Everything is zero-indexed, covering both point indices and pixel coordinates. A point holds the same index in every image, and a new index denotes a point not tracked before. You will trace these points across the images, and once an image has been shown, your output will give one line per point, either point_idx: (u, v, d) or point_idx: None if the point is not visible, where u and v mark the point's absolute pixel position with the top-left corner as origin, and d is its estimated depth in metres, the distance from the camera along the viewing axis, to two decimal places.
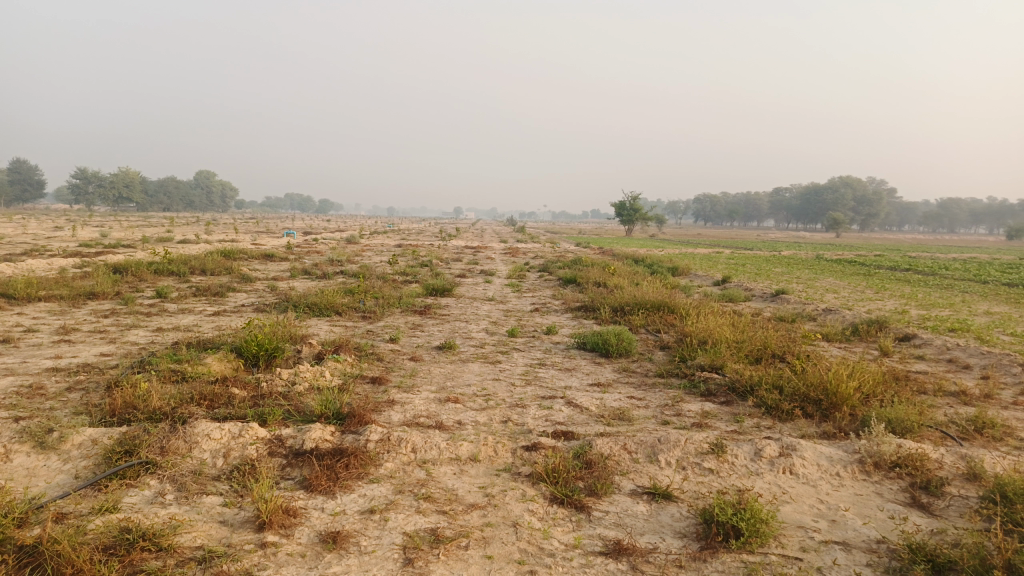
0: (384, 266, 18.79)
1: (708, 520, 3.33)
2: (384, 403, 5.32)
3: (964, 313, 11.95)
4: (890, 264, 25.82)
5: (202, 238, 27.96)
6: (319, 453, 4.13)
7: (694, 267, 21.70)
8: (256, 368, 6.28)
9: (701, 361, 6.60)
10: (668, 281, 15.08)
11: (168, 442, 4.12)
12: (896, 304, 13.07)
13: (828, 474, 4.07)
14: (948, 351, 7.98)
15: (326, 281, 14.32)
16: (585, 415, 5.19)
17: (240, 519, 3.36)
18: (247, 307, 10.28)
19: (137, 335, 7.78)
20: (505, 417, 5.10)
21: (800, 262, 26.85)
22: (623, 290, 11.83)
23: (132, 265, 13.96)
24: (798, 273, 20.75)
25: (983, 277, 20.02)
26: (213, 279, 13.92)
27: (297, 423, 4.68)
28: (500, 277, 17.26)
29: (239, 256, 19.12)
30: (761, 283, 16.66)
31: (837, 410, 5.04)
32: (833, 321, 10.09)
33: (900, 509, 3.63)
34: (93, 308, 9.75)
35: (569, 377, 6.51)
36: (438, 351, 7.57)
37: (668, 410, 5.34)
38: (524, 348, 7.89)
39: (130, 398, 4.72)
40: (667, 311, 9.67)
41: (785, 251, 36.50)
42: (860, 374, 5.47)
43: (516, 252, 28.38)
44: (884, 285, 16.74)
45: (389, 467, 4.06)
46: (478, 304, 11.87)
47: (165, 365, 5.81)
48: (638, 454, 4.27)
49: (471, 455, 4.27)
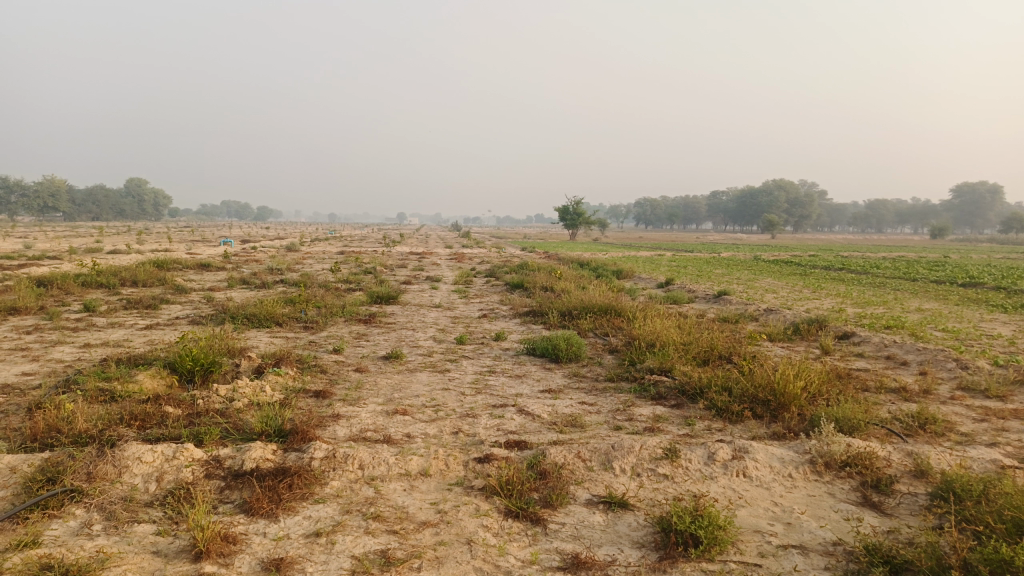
0: (326, 274, 18.41)
1: (666, 529, 3.28)
2: (329, 418, 5.12)
3: (896, 309, 12.37)
4: (825, 264, 26.72)
5: (135, 248, 26.94)
6: (260, 474, 3.92)
7: (639, 270, 22.00)
8: (192, 384, 5.99)
9: (650, 364, 6.59)
10: (614, 284, 15.20)
11: (95, 467, 3.85)
12: (833, 302, 13.42)
13: (780, 475, 4.08)
14: (886, 348, 8.21)
15: (266, 291, 13.91)
16: (538, 423, 5.10)
17: (175, 548, 3.14)
18: (181, 320, 9.86)
19: (63, 352, 7.34)
20: (455, 428, 4.96)
21: (738, 262, 27.54)
22: (570, 293, 11.82)
23: (56, 278, 13.26)
24: (738, 274, 21.22)
25: (912, 275, 20.86)
26: (145, 290, 13.35)
27: (237, 442, 4.44)
28: (446, 283, 17.09)
29: (173, 266, 18.44)
30: (703, 284, 16.95)
31: (786, 410, 5.08)
32: (775, 321, 10.28)
33: (853, 509, 3.65)
34: (14, 323, 9.19)
35: (519, 384, 6.41)
36: (384, 361, 7.38)
37: (620, 415, 5.30)
38: (473, 356, 7.77)
39: (54, 421, 4.41)
40: (615, 314, 9.69)
41: (725, 253, 37.33)
42: (806, 373, 5.52)
43: (461, 258, 28.26)
44: (821, 285, 17.22)
45: (335, 486, 3.88)
46: (424, 311, 11.70)
47: (92, 384, 5.47)
48: (592, 462, 4.19)
49: (421, 470, 4.13)
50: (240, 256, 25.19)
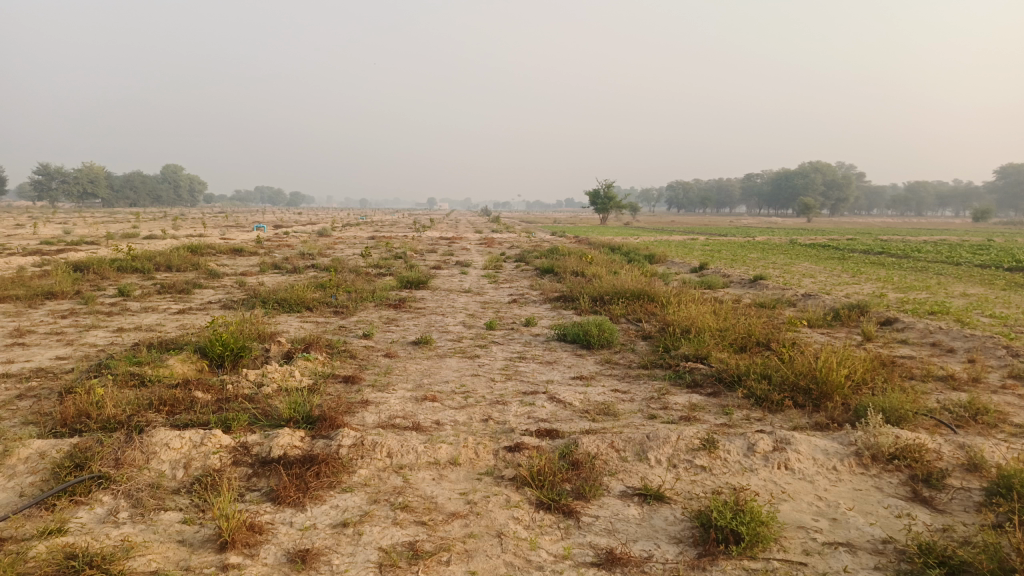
0: (356, 258, 18.45)
1: (705, 524, 3.13)
2: (358, 404, 5.04)
3: (940, 294, 11.96)
4: (864, 247, 26.08)
5: (170, 235, 27.26)
6: (288, 462, 3.86)
7: (672, 254, 21.69)
8: (222, 369, 5.97)
9: (685, 351, 6.41)
10: (646, 268, 14.94)
11: (123, 454, 3.82)
12: (873, 287, 13.02)
13: (824, 468, 3.90)
14: (932, 335, 7.90)
15: (297, 276, 13.93)
16: (569, 411, 4.97)
17: (200, 537, 3.09)
18: (213, 305, 9.91)
19: (97, 337, 7.40)
20: (485, 416, 4.86)
21: (773, 246, 27.00)
22: (602, 278, 11.61)
23: (93, 263, 13.45)
24: (773, 258, 20.79)
25: (955, 258, 20.24)
26: (179, 275, 13.48)
27: (265, 428, 4.39)
28: (476, 268, 16.98)
29: (207, 251, 18.62)
30: (738, 269, 16.61)
31: (829, 400, 4.88)
32: (814, 306, 9.99)
33: (902, 504, 3.47)
34: (50, 308, 9.31)
35: (550, 371, 6.28)
36: (413, 346, 7.31)
37: (655, 404, 5.14)
38: (503, 341, 7.65)
39: (84, 406, 4.39)
40: (647, 299, 9.50)
41: (759, 237, 36.65)
42: (850, 362, 5.30)
43: (490, 243, 28.12)
44: (860, 269, 16.75)
45: (363, 475, 3.80)
46: (454, 296, 11.61)
47: (123, 369, 5.47)
48: (626, 452, 4.05)
49: (450, 459, 4.03)
50: (272, 241, 25.35)
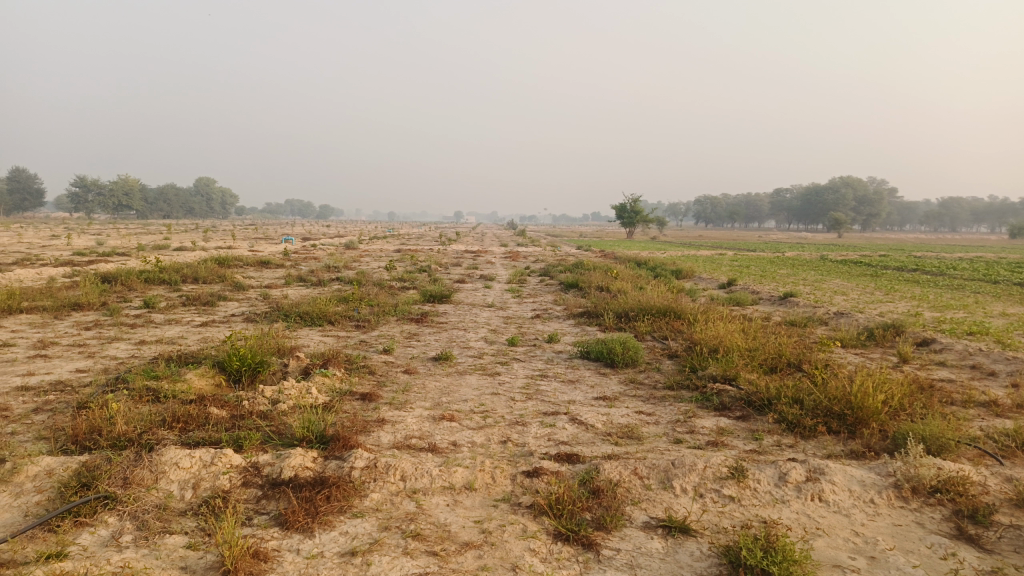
0: (381, 272, 18.45)
1: (734, 562, 2.95)
2: (374, 423, 4.92)
3: (979, 314, 11.56)
4: (896, 264, 25.54)
5: (199, 245, 27.58)
6: (298, 484, 3.73)
7: (699, 270, 21.43)
8: (239, 384, 5.89)
9: (713, 372, 6.20)
10: (673, 284, 14.68)
11: (132, 472, 3.73)
12: (908, 306, 12.64)
13: (861, 501, 3.68)
14: (972, 357, 7.58)
15: (321, 289, 13.94)
16: (592, 434, 4.79)
17: (204, 564, 2.97)
18: (236, 317, 9.90)
19: (118, 349, 7.38)
20: (504, 437, 4.71)
21: (803, 263, 26.50)
22: (628, 294, 11.42)
23: (122, 274, 13.57)
24: (804, 274, 20.42)
25: (994, 276, 19.65)
26: (205, 287, 13.56)
27: (277, 448, 4.28)
28: (500, 282, 16.86)
29: (234, 263, 18.76)
30: (768, 285, 16.31)
31: (865, 427, 4.64)
32: (847, 325, 9.70)
33: (946, 543, 3.24)
34: (76, 320, 9.36)
35: (572, 390, 6.11)
36: (434, 362, 7.19)
37: (681, 427, 4.95)
38: (524, 359, 7.50)
39: (96, 421, 4.33)
40: (674, 316, 9.29)
41: (789, 252, 36.01)
42: (887, 386, 5.06)
43: (515, 256, 28.04)
44: (893, 287, 16.32)
45: (375, 499, 3.66)
46: (477, 311, 11.49)
47: (140, 383, 5.41)
48: (650, 480, 3.87)
49: (466, 483, 3.88)
50: (299, 253, 25.51)
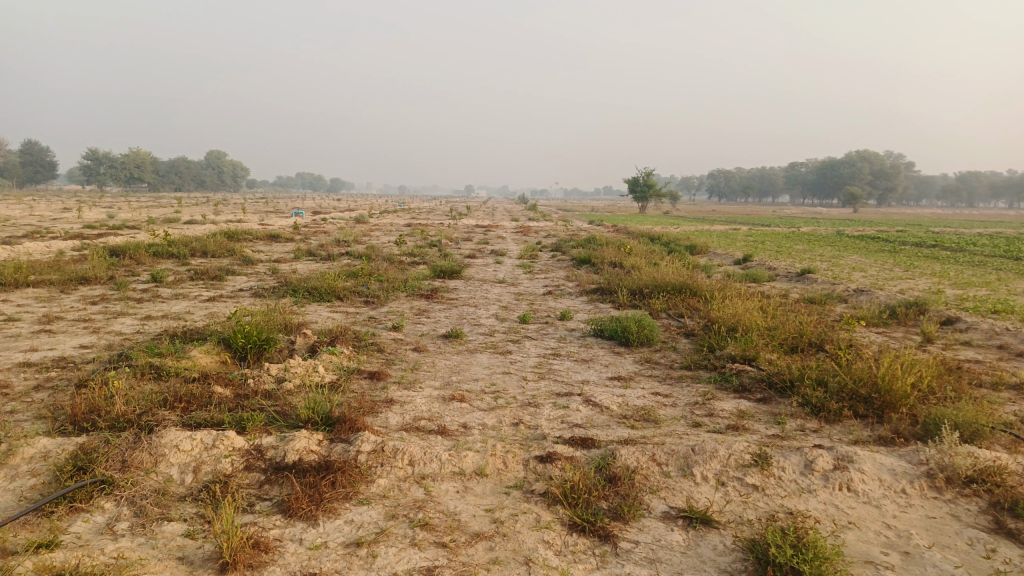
0: (391, 246, 18.28)
1: (761, 558, 2.78)
2: (382, 404, 4.76)
3: (1002, 292, 11.24)
4: (914, 240, 25.07)
5: (209, 219, 27.44)
6: (302, 469, 3.59)
7: (714, 245, 21.12)
8: (245, 362, 5.75)
9: (731, 352, 6.00)
10: (687, 260, 14.44)
11: (130, 456, 3.60)
12: (929, 283, 12.33)
13: (892, 491, 3.49)
14: (998, 336, 7.33)
15: (330, 263, 13.78)
16: (606, 417, 4.62)
17: (201, 555, 2.83)
18: (244, 292, 9.75)
19: (124, 325, 7.26)
20: (516, 419, 4.54)
21: (818, 238, 26.24)
22: (642, 270, 11.20)
23: (130, 248, 13.47)
24: (821, 250, 20.08)
25: (1015, 253, 19.20)
26: (214, 261, 13.44)
27: (282, 430, 4.13)
28: (511, 257, 16.65)
29: (243, 237, 18.63)
30: (783, 261, 16.01)
31: (893, 411, 4.44)
32: (867, 303, 9.45)
33: (985, 538, 3.05)
34: (83, 294, 9.23)
35: (586, 370, 5.94)
36: (444, 340, 7.02)
37: (699, 410, 4.77)
38: (536, 337, 7.32)
39: (96, 402, 4.19)
40: (689, 293, 9.07)
41: (804, 227, 35.47)
42: (916, 369, 4.84)
43: (527, 230, 27.80)
44: (912, 263, 15.97)
45: (382, 485, 3.51)
46: (488, 287, 11.31)
47: (143, 360, 5.27)
48: (669, 467, 3.69)
49: (477, 469, 3.72)
50: (310, 227, 25.37)
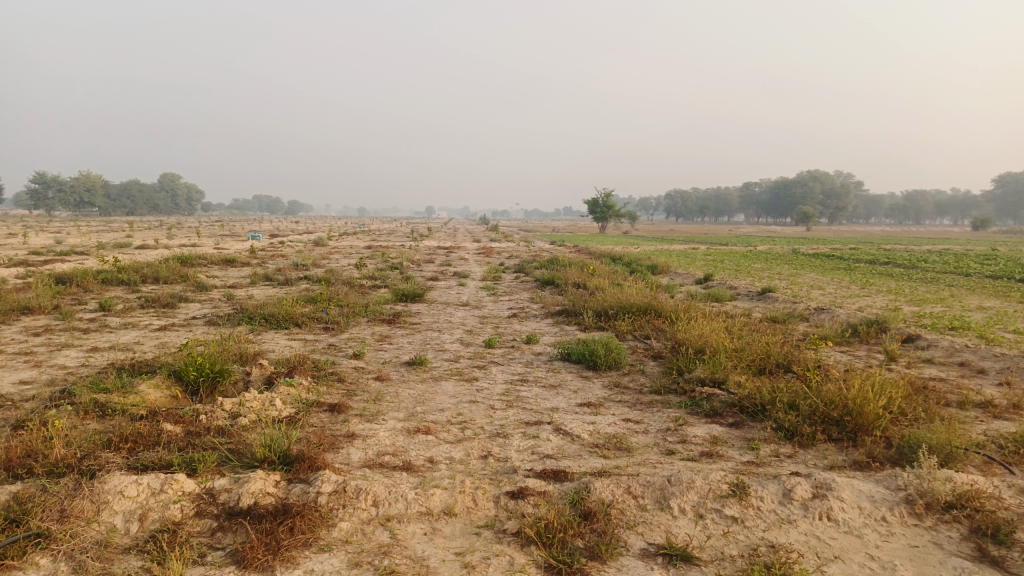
0: (351, 269, 18.00)
1: None
2: (343, 438, 4.54)
3: (956, 308, 11.47)
4: (867, 257, 25.68)
5: (162, 243, 26.78)
6: (258, 514, 3.35)
7: (675, 264, 21.31)
8: (197, 396, 5.47)
9: (701, 375, 5.92)
10: (650, 280, 14.45)
11: (70, 505, 3.32)
12: (886, 300, 12.52)
13: (872, 519, 3.40)
14: (959, 353, 7.41)
15: (288, 289, 13.45)
16: (578, 446, 4.47)
17: None
18: (197, 321, 9.40)
19: (68, 358, 6.88)
20: (484, 451, 4.37)
21: (775, 256, 26.69)
22: (606, 291, 11.14)
23: (77, 275, 12.95)
24: (779, 268, 20.41)
25: (965, 269, 19.75)
26: (166, 288, 13.00)
27: (236, 471, 3.89)
28: (474, 279, 16.50)
29: (198, 262, 18.14)
30: (744, 280, 16.15)
31: (867, 434, 4.38)
32: (829, 321, 9.52)
33: (969, 567, 2.96)
34: (25, 325, 8.79)
35: (554, 396, 5.79)
36: (407, 368, 6.82)
37: (672, 437, 4.65)
38: (503, 362, 7.16)
39: (32, 445, 3.89)
40: (654, 314, 9.02)
41: (761, 245, 36.03)
42: (886, 389, 4.80)
43: (488, 252, 27.73)
44: (868, 281, 16.27)
45: (344, 529, 3.30)
46: (452, 310, 11.13)
47: (86, 397, 4.96)
48: (645, 500, 3.56)
49: (445, 508, 3.53)
50: (267, 251, 24.90)
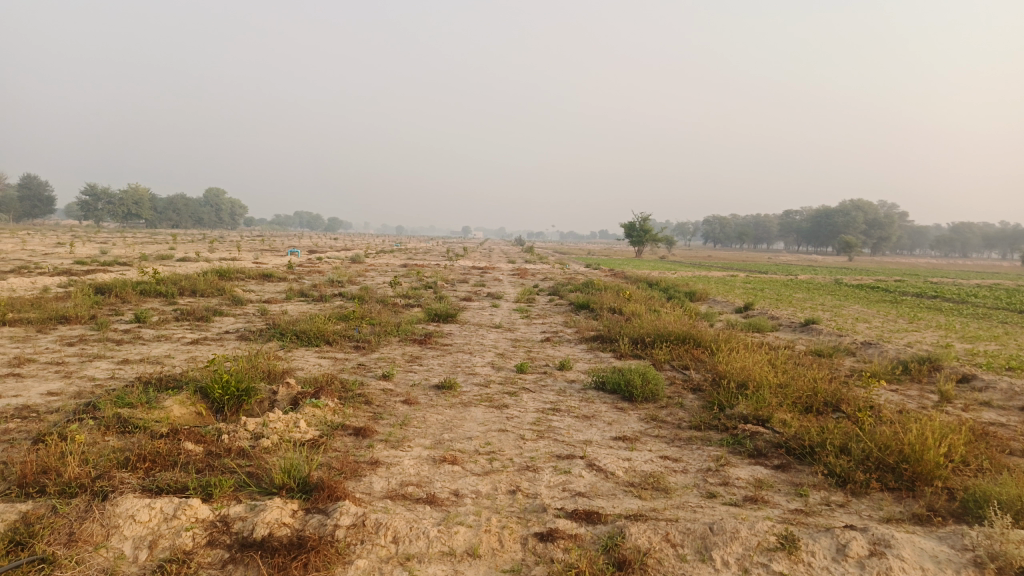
0: (385, 287, 17.99)
1: None
2: (367, 466, 4.35)
3: (1012, 347, 10.91)
4: (914, 290, 24.90)
5: (204, 256, 27.14)
6: (271, 547, 3.18)
7: (713, 292, 20.88)
8: (220, 415, 5.34)
9: (744, 412, 5.61)
10: (688, 307, 14.13)
11: (79, 529, 3.19)
12: (936, 337, 11.98)
13: None
14: (1019, 396, 6.97)
15: (322, 305, 13.42)
16: (612, 484, 4.22)
17: None
18: (229, 335, 9.35)
19: (98, 369, 6.84)
20: (513, 486, 4.14)
21: (818, 287, 26.07)
22: (643, 318, 10.84)
23: (117, 286, 13.08)
24: (822, 299, 19.82)
25: (1018, 306, 18.98)
26: (202, 301, 13.08)
27: (253, 497, 3.72)
28: (508, 300, 16.35)
29: (236, 275, 18.31)
30: (785, 310, 15.73)
31: (926, 484, 4.04)
32: (878, 357, 9.10)
33: None
34: (61, 334, 8.82)
35: (588, 428, 5.54)
36: (436, 391, 6.63)
37: (713, 478, 4.37)
38: (535, 389, 6.92)
39: (48, 461, 3.78)
40: (692, 343, 8.72)
41: (802, 275, 35.24)
42: (946, 435, 4.46)
43: (524, 274, 27.60)
44: (916, 315, 15.68)
45: (360, 567, 3.10)
46: (485, 332, 10.94)
47: (109, 411, 4.85)
48: (685, 549, 3.30)
49: (469, 548, 3.31)
50: (304, 267, 25.09)
